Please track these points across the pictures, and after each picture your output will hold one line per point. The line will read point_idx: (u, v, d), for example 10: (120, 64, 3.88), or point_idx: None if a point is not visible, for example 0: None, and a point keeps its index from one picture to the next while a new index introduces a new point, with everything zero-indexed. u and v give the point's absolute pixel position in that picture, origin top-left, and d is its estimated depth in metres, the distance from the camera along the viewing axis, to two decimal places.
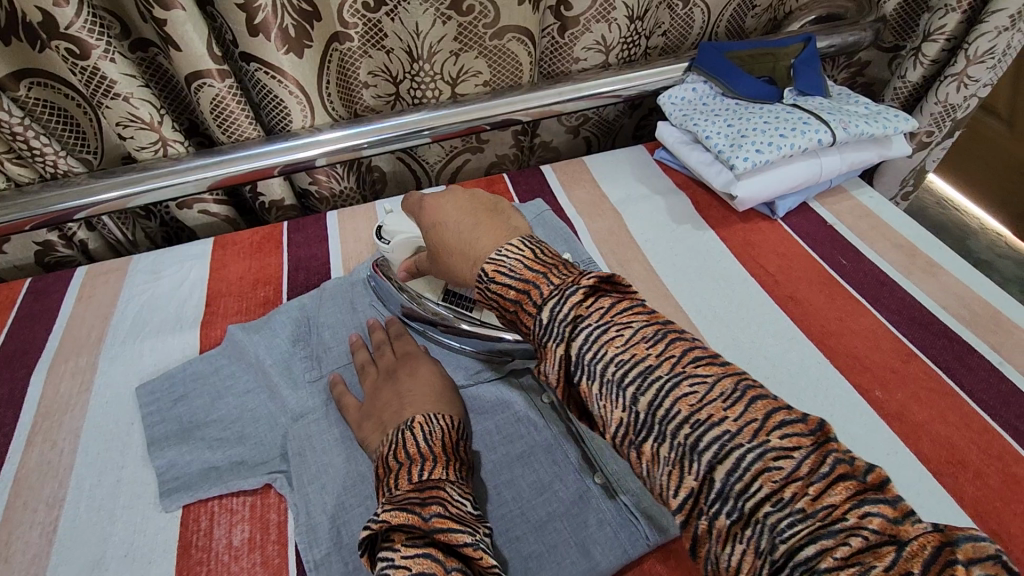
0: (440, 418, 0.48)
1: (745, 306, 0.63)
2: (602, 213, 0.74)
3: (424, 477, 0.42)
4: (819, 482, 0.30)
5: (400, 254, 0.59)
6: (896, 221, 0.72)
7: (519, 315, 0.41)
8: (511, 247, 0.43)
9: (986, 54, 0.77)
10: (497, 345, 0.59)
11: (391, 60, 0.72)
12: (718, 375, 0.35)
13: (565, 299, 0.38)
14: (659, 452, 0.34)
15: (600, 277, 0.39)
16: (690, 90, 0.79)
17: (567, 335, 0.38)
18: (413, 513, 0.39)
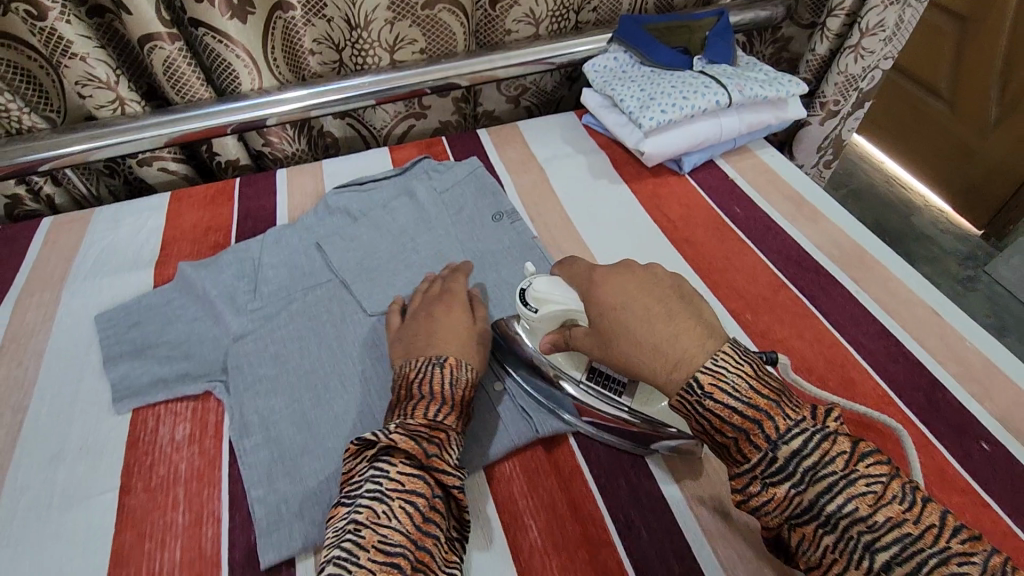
0: (469, 371, 0.52)
1: (643, 246, 0.70)
2: (528, 170, 0.82)
3: (437, 418, 0.47)
4: (910, 507, 0.36)
5: (546, 324, 0.52)
6: (790, 177, 0.80)
7: (738, 442, 0.40)
8: (727, 357, 0.42)
9: (877, 28, 0.85)
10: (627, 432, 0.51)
11: (332, 29, 0.79)
12: (820, 415, 0.40)
13: (816, 439, 0.38)
14: (781, 491, 0.38)
15: (836, 417, 0.40)
16: (612, 59, 0.86)
17: (808, 491, 0.37)
18: (418, 446, 0.44)
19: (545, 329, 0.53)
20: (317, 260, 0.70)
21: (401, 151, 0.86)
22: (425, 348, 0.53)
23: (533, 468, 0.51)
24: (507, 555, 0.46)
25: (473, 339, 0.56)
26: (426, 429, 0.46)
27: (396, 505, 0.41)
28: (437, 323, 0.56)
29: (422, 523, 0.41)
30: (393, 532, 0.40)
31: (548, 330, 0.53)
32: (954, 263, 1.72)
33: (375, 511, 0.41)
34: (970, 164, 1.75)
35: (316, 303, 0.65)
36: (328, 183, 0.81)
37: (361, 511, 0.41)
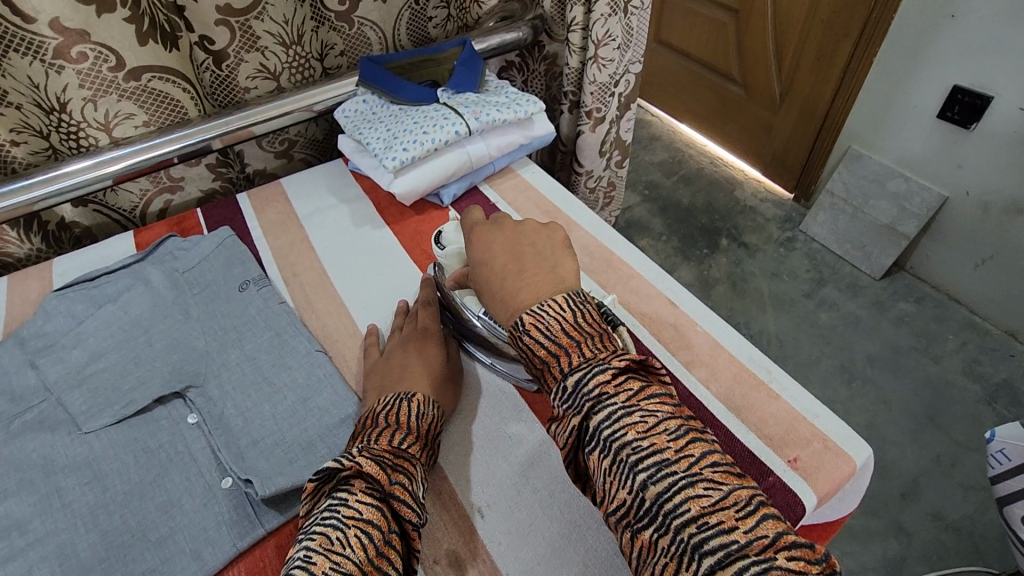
0: (434, 408, 0.52)
1: (401, 291, 0.69)
2: (287, 229, 0.78)
3: (400, 446, 0.47)
4: (744, 515, 0.35)
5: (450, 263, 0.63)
6: (549, 191, 0.82)
7: (545, 374, 0.46)
8: (552, 304, 0.47)
9: (606, 37, 0.90)
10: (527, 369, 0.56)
11: (26, 116, 0.71)
12: (670, 412, 0.40)
13: (592, 374, 0.42)
14: (605, 468, 0.39)
15: (638, 357, 0.44)
16: (361, 103, 0.85)
17: (587, 409, 0.41)
18: (381, 472, 0.43)
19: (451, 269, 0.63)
20: (29, 379, 0.61)
21: (147, 233, 0.79)
22: (397, 385, 0.54)
23: (260, 568, 0.48)
24: None
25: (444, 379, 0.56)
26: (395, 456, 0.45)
27: (351, 533, 0.39)
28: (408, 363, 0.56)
29: (377, 556, 0.39)
30: (345, 561, 0.37)
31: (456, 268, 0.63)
32: (777, 228, 1.86)
33: (329, 538, 0.39)
34: (772, 137, 1.92)
35: (20, 432, 0.56)
36: (57, 284, 0.72)
37: (315, 537, 0.39)
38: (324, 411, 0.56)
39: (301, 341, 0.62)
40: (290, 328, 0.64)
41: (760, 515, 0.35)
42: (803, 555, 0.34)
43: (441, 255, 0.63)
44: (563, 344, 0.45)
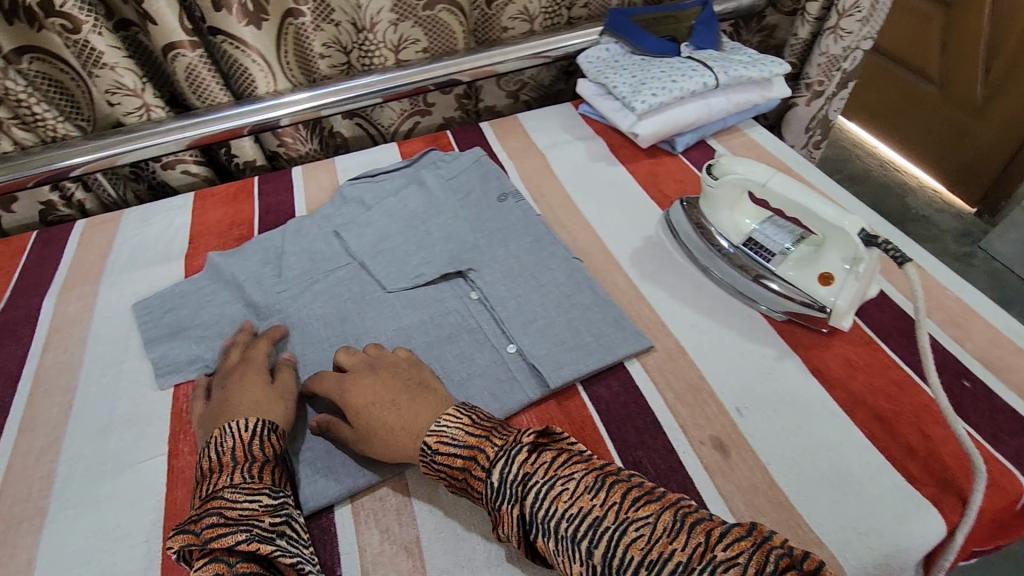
0: (236, 426, 0.50)
1: (643, 221, 0.75)
2: (530, 156, 0.86)
3: (206, 492, 0.45)
4: (676, 535, 0.39)
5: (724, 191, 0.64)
6: (779, 151, 0.84)
7: (469, 482, 0.46)
8: (449, 416, 0.49)
9: (852, 8, 0.90)
10: (786, 301, 0.60)
11: (340, 32, 0.84)
12: (588, 468, 0.43)
13: (512, 458, 0.44)
14: (553, 550, 0.41)
15: (536, 432, 0.45)
16: (604, 51, 0.91)
17: (520, 495, 0.43)
18: (185, 535, 0.42)
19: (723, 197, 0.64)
20: (336, 246, 0.74)
21: (409, 145, 0.91)
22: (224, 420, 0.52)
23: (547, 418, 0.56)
24: None
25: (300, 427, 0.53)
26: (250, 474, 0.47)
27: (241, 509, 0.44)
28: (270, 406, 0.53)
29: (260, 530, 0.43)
30: None
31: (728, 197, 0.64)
32: (952, 241, 1.75)
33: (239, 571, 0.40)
34: (964, 143, 1.77)
35: (338, 283, 0.69)
36: (342, 177, 0.86)
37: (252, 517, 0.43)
38: (586, 307, 0.64)
39: (559, 248, 0.70)
40: (546, 236, 0.72)
41: (686, 528, 0.39)
42: (733, 538, 0.38)
43: (713, 182, 0.64)
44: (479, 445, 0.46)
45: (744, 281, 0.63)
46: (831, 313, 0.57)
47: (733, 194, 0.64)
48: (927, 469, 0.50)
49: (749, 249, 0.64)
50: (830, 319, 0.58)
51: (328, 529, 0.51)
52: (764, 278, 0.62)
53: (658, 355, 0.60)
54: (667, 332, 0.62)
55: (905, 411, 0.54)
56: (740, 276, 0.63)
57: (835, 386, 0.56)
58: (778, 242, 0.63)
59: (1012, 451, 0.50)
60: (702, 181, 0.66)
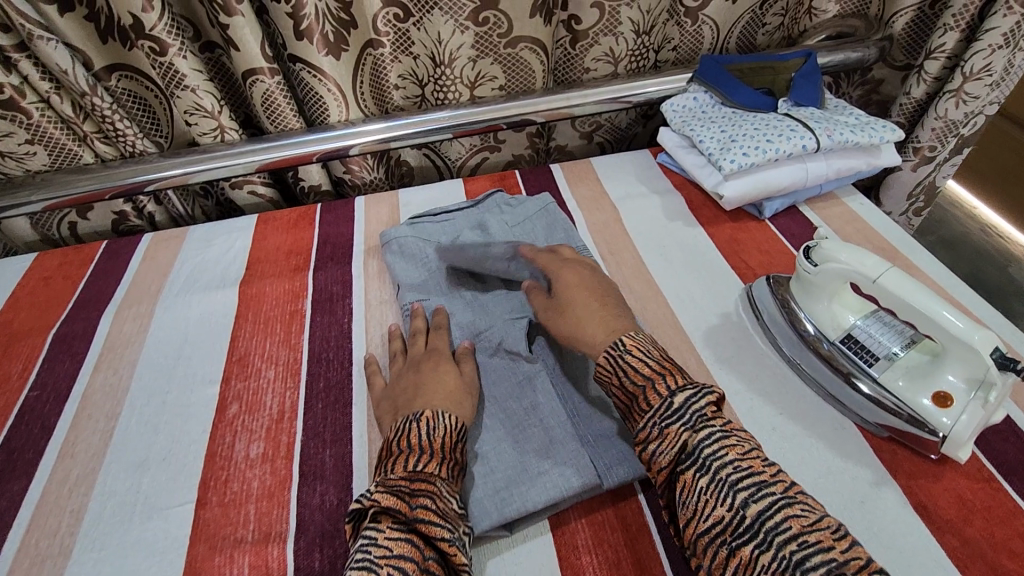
0: (448, 417, 0.50)
1: (722, 295, 0.68)
2: (601, 208, 0.81)
3: (417, 469, 0.46)
4: (839, 537, 0.37)
5: (823, 280, 0.56)
6: (883, 227, 0.75)
7: (643, 392, 0.47)
8: (646, 340, 0.52)
9: (982, 72, 0.80)
10: (889, 417, 0.52)
11: (417, 65, 0.82)
12: (759, 442, 0.44)
13: (701, 396, 0.46)
14: (701, 485, 0.41)
15: (720, 395, 0.47)
16: (692, 99, 0.85)
17: (694, 427, 0.44)
18: (399, 501, 0.43)
19: (822, 286, 0.57)
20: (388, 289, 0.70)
21: (475, 183, 0.88)
22: (412, 404, 0.52)
23: (600, 522, 0.50)
24: None
25: (460, 391, 0.55)
26: (407, 526, 0.42)
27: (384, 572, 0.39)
28: (425, 379, 0.55)
29: None
30: None
31: (828, 286, 0.56)
32: None
33: None
34: None
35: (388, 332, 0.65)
36: (404, 213, 0.83)
37: None
38: None
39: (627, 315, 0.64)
40: None
41: (851, 539, 0.37)
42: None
43: (810, 268, 0.57)
44: (673, 371, 0.48)
45: (837, 385, 0.55)
46: (946, 440, 0.49)
47: (834, 285, 0.56)
48: None
49: (848, 348, 0.56)
50: (943, 446, 0.49)
51: None
52: (864, 385, 0.53)
53: None
54: None
55: None
56: (833, 379, 0.55)
57: (945, 527, 0.47)
58: (884, 345, 0.55)
59: None
60: (799, 264, 0.58)
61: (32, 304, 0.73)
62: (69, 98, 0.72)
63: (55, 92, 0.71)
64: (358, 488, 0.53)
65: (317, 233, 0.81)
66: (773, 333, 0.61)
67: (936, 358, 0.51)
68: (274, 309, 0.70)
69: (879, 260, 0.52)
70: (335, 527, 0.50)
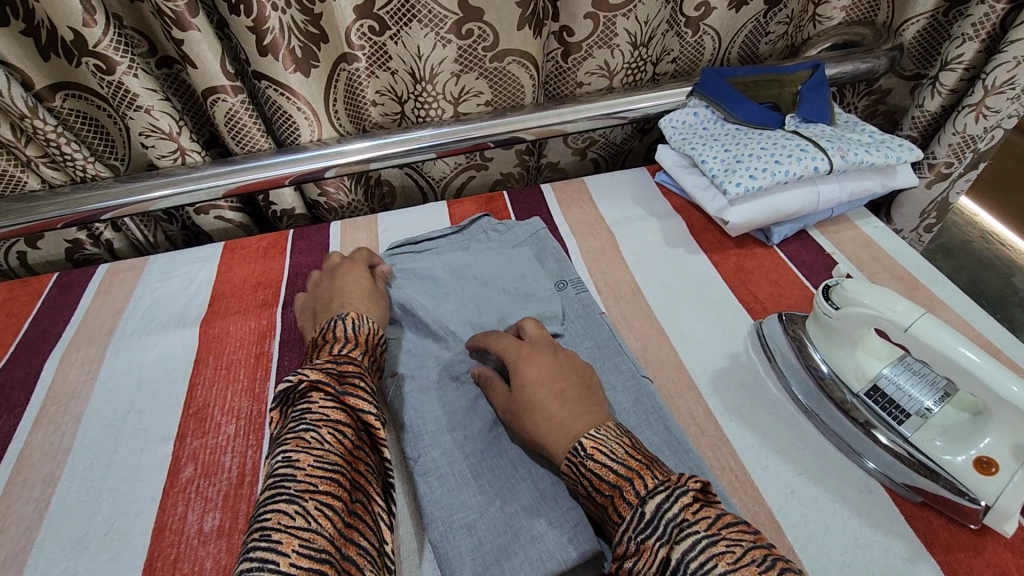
0: (371, 320, 0.56)
1: (729, 333, 0.62)
2: (596, 234, 0.75)
3: (342, 353, 0.50)
4: None
5: (846, 325, 0.51)
6: (900, 254, 0.69)
7: (614, 501, 0.42)
8: (609, 430, 0.46)
9: (1005, 85, 0.74)
10: (924, 482, 0.46)
11: (396, 81, 0.76)
12: (754, 540, 0.38)
13: (674, 498, 0.40)
14: None
15: (702, 484, 0.42)
16: (691, 115, 0.79)
17: (673, 538, 0.39)
18: (329, 376, 0.47)
19: (845, 331, 0.51)
20: None
21: (459, 206, 0.82)
22: (329, 309, 0.59)
23: None
24: None
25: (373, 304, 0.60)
26: (337, 398, 0.46)
27: (324, 432, 0.44)
28: (342, 291, 0.61)
29: (352, 448, 0.44)
30: (314, 536, 0.38)
31: (851, 331, 0.51)
32: None
33: (287, 515, 0.38)
34: None
35: None
36: (383, 241, 0.77)
37: (289, 441, 0.43)
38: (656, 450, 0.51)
39: (626, 358, 0.59)
40: (610, 343, 0.60)
41: None
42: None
43: (832, 311, 0.51)
44: (642, 470, 0.42)
45: (864, 443, 0.49)
46: (991, 512, 0.43)
47: (858, 331, 0.51)
48: None
49: (874, 400, 0.50)
50: (987, 517, 0.43)
51: None
52: (894, 445, 0.48)
53: None
54: (757, 499, 0.48)
55: None
56: (859, 436, 0.50)
57: None
58: (915, 399, 0.49)
59: None
60: (818, 306, 0.53)
61: None
62: (6, 121, 0.65)
63: None
64: None
65: (288, 264, 0.74)
66: (789, 379, 0.56)
67: (979, 418, 0.45)
68: (237, 351, 0.64)
69: (910, 305, 0.46)
70: None
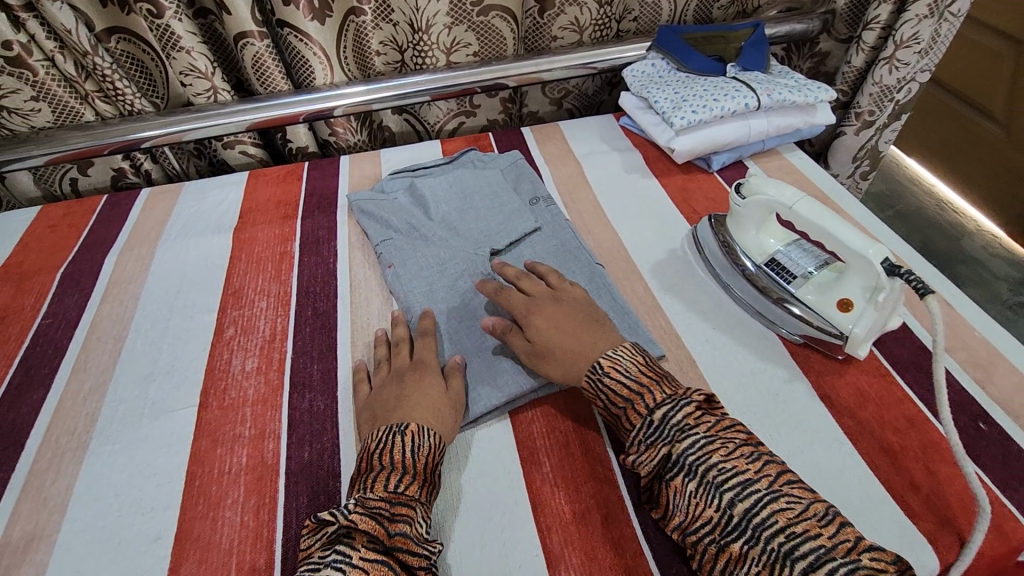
0: (433, 437, 0.50)
1: (670, 236, 0.75)
2: (566, 164, 0.89)
3: (398, 490, 0.45)
4: (826, 523, 0.40)
5: (750, 212, 0.64)
6: (817, 177, 0.83)
7: (626, 412, 0.49)
8: (625, 351, 0.53)
9: (911, 40, 0.88)
10: (803, 325, 0.60)
11: (397, 32, 0.89)
12: (746, 441, 0.45)
13: (680, 407, 0.46)
14: (690, 490, 0.44)
15: (704, 396, 0.48)
16: (650, 66, 0.92)
17: (676, 438, 0.45)
18: (378, 527, 0.43)
19: (751, 217, 0.65)
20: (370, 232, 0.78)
21: (451, 143, 0.95)
22: (391, 416, 0.51)
23: (553, 414, 0.58)
24: (522, 483, 0.52)
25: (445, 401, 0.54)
26: (382, 548, 0.43)
27: None
28: (413, 389, 0.54)
29: None
30: None
31: (754, 217, 0.65)
32: (1005, 289, 1.58)
33: None
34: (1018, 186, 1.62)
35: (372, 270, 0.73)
36: (385, 169, 0.90)
37: None
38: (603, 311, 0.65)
39: (584, 252, 0.72)
40: (572, 241, 0.74)
41: (838, 524, 0.40)
42: (880, 555, 0.39)
43: (740, 201, 0.65)
44: (649, 384, 0.49)
45: (762, 302, 0.63)
46: (849, 341, 0.57)
47: (760, 216, 0.65)
48: (929, 505, 0.48)
49: (770, 269, 0.64)
50: (846, 346, 0.58)
51: (332, 497, 0.51)
52: (784, 300, 0.62)
53: (669, 365, 0.60)
54: (679, 345, 0.62)
55: (913, 444, 0.52)
56: (759, 297, 0.64)
57: (844, 411, 0.55)
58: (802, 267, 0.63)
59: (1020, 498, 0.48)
60: (732, 201, 0.66)
61: (40, 248, 0.79)
62: (72, 58, 0.78)
63: (60, 52, 0.77)
64: (342, 395, 0.60)
65: (304, 187, 0.87)
66: (712, 263, 0.70)
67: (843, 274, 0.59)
68: (265, 250, 0.77)
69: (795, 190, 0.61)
70: (322, 425, 0.57)
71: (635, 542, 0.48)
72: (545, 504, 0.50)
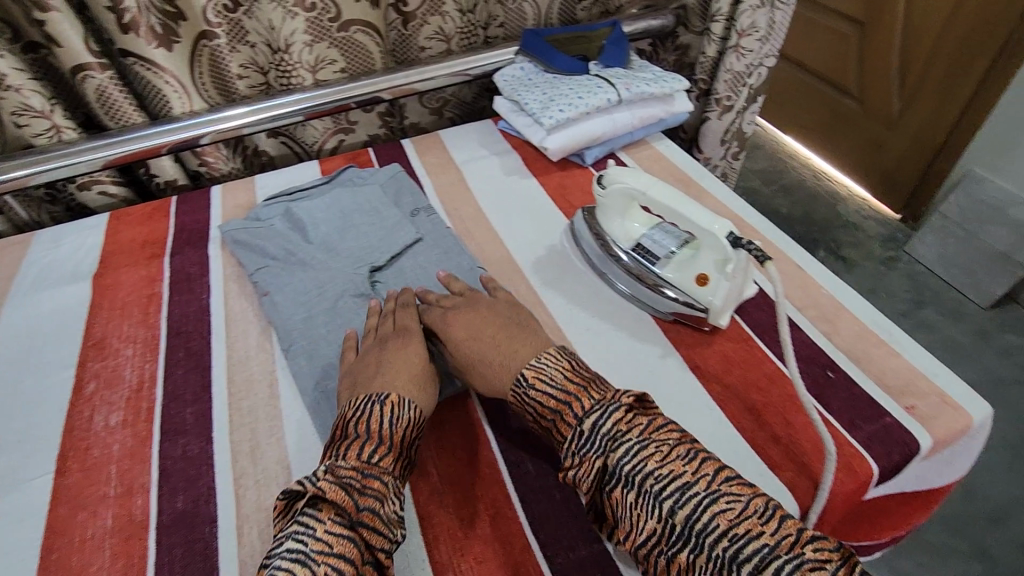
0: (413, 410, 0.49)
1: (549, 233, 0.77)
2: (447, 173, 0.89)
3: (372, 459, 0.45)
4: (766, 520, 0.39)
5: (612, 200, 0.67)
6: (682, 161, 0.89)
7: (557, 422, 0.48)
8: (550, 356, 0.51)
9: (750, 29, 0.96)
10: (670, 303, 0.63)
11: (256, 53, 0.87)
12: (679, 440, 0.44)
13: (608, 414, 0.45)
14: (630, 501, 0.42)
15: (634, 397, 0.47)
16: (518, 69, 0.95)
17: (610, 448, 0.44)
18: (347, 497, 0.41)
19: (614, 205, 0.68)
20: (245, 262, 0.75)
21: (330, 162, 0.93)
22: (372, 382, 0.52)
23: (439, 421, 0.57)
24: (409, 496, 0.51)
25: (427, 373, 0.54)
26: (348, 520, 0.41)
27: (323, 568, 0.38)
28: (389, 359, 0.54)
29: None
30: None
31: (617, 205, 0.68)
32: (878, 246, 1.72)
33: None
34: (883, 155, 1.77)
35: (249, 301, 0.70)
36: (261, 196, 0.87)
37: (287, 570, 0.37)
38: None
39: (466, 258, 0.73)
40: (454, 249, 0.74)
41: (779, 518, 0.39)
42: (823, 544, 0.38)
43: (602, 192, 0.67)
44: (576, 390, 0.48)
45: (634, 285, 0.66)
46: (710, 312, 0.61)
47: (622, 203, 0.68)
48: (788, 456, 0.52)
49: (637, 254, 0.67)
50: (709, 318, 0.62)
51: (209, 547, 0.49)
52: (652, 281, 0.65)
53: None
54: (560, 337, 0.64)
55: (774, 401, 0.56)
56: (630, 282, 0.67)
57: (712, 379, 0.59)
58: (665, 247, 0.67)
59: (865, 436, 0.53)
60: (596, 193, 0.69)
61: None
62: None
63: None
64: (218, 437, 0.57)
65: (171, 222, 0.82)
66: (587, 254, 0.72)
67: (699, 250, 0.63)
68: (130, 294, 0.72)
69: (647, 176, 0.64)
70: (197, 471, 0.54)
71: (521, 536, 0.48)
72: (434, 516, 0.50)
